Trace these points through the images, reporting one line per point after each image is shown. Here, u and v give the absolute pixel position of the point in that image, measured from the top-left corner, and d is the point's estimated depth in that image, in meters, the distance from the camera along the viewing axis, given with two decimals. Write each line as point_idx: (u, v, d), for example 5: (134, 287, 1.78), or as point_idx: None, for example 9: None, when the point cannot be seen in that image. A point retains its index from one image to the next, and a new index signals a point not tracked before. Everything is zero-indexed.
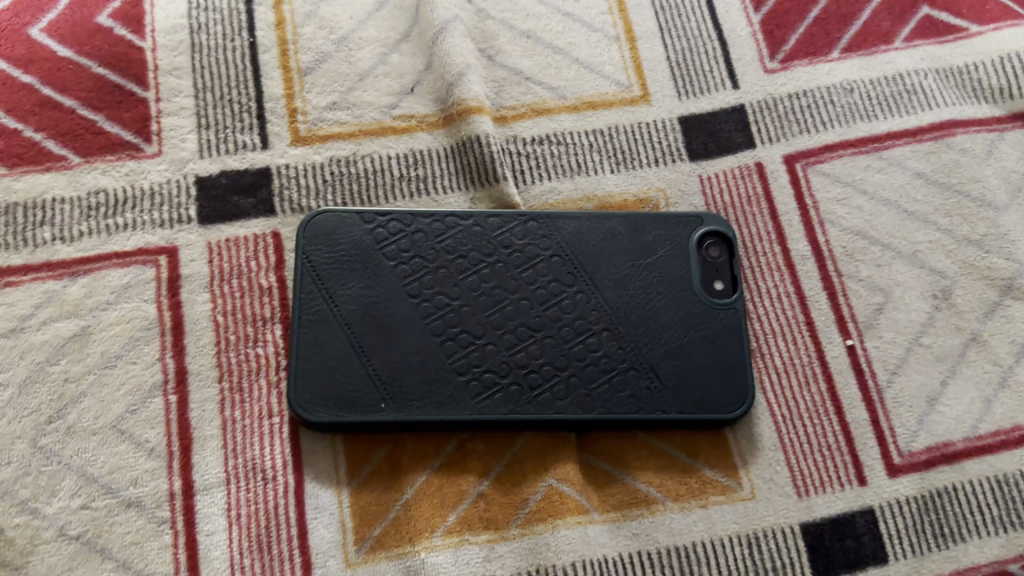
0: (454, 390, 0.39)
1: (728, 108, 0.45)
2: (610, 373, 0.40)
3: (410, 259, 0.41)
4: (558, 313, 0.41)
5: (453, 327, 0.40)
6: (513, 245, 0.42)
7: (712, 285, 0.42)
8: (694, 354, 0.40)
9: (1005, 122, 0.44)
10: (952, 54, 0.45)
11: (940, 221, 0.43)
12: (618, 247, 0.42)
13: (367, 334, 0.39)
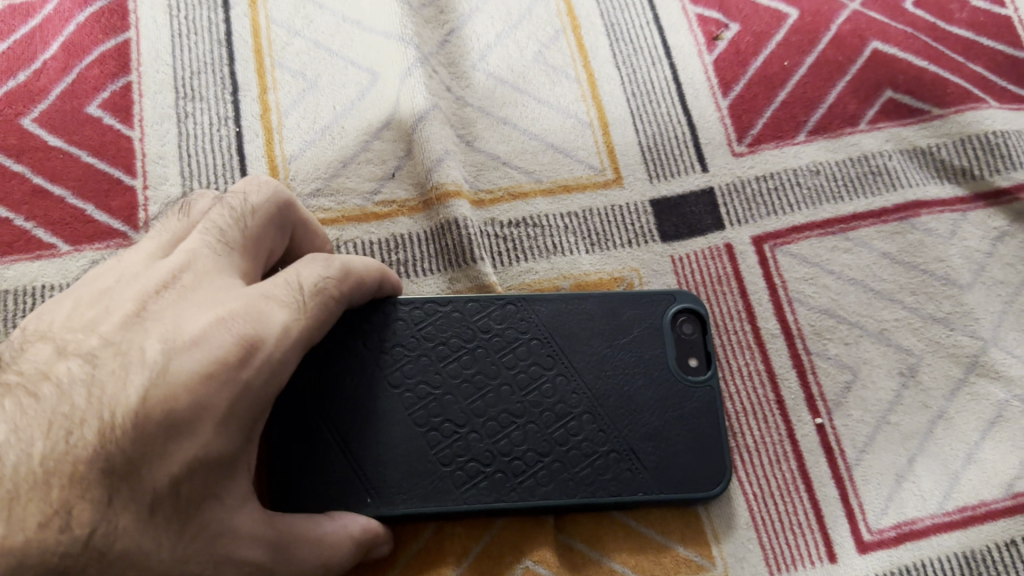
0: (439, 481, 0.38)
1: (698, 192, 0.46)
2: (591, 458, 0.39)
3: (389, 347, 0.40)
4: (538, 398, 0.40)
5: (435, 415, 0.39)
6: (491, 327, 0.41)
7: (687, 362, 0.42)
8: (673, 435, 0.40)
9: (968, 203, 0.46)
10: (916, 135, 0.47)
11: (906, 299, 0.45)
12: (594, 329, 0.42)
13: (348, 427, 0.38)
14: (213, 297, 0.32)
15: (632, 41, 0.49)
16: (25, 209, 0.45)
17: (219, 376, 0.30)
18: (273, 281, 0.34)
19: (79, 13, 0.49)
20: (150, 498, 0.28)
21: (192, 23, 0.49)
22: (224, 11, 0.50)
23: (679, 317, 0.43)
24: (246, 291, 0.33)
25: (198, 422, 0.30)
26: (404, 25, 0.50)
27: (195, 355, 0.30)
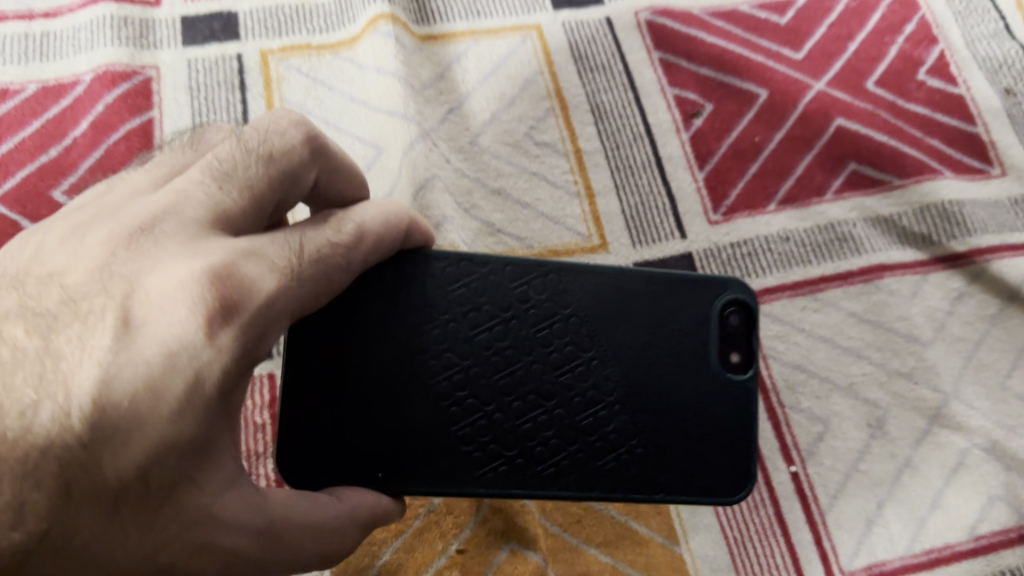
0: (452, 464, 0.34)
1: (677, 256, 0.50)
2: (617, 453, 0.35)
3: (413, 307, 0.34)
4: (570, 381, 0.35)
5: (450, 402, 0.34)
6: (527, 305, 0.35)
7: (727, 357, 0.36)
8: (701, 438, 0.36)
9: (928, 266, 0.49)
10: (879, 204, 0.50)
11: (872, 355, 0.48)
12: (644, 309, 0.36)
13: (353, 392, 0.34)
14: (193, 247, 0.28)
15: (617, 118, 0.53)
16: None
17: (185, 354, 0.26)
18: (263, 241, 0.29)
19: (107, 93, 0.53)
20: (108, 490, 0.25)
21: (213, 104, 0.53)
22: (240, 91, 0.54)
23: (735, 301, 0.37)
24: (226, 244, 0.28)
25: (159, 405, 0.25)
26: (407, 104, 0.53)
27: (163, 328, 0.26)
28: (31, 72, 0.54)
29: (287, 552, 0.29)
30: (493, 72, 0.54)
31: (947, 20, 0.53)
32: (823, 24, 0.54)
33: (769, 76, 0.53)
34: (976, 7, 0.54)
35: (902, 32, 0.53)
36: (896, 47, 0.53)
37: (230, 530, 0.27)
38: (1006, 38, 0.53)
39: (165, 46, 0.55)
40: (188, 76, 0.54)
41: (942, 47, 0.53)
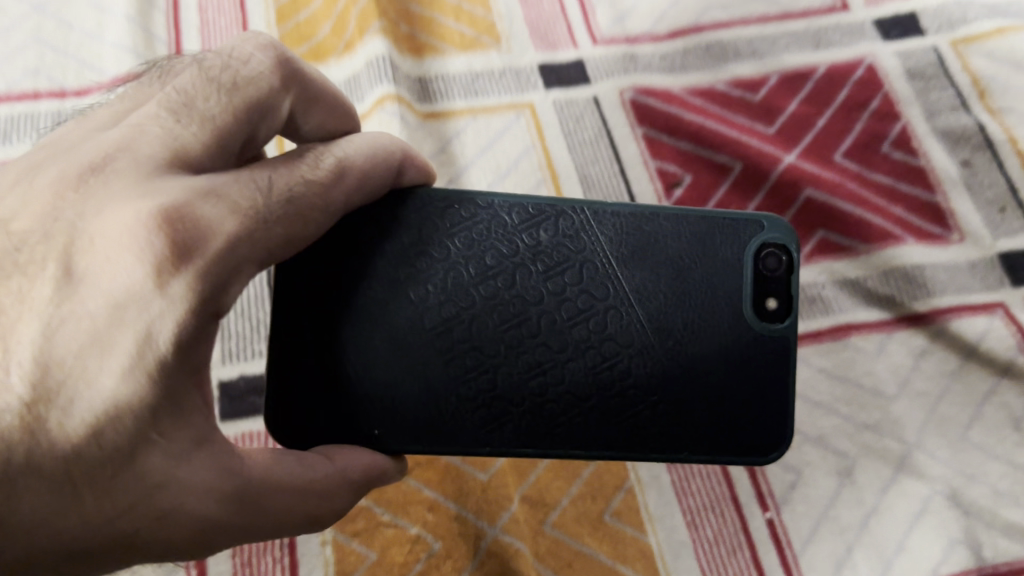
0: (462, 421, 0.37)
1: None
2: (640, 408, 0.38)
3: (426, 253, 0.39)
4: (585, 333, 0.39)
5: (466, 338, 0.38)
6: (537, 241, 0.40)
7: (762, 305, 0.40)
8: (722, 383, 0.39)
9: (893, 325, 0.53)
10: (846, 268, 0.54)
11: (841, 409, 0.52)
12: (659, 247, 0.40)
13: (374, 337, 0.38)
14: (142, 187, 0.30)
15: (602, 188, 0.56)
16: None
17: (136, 307, 0.29)
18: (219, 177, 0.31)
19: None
20: (49, 458, 0.27)
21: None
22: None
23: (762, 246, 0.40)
24: (174, 182, 0.30)
25: (104, 367, 0.28)
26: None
27: (110, 277, 0.29)
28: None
29: (263, 514, 0.31)
30: (487, 148, 0.58)
31: (908, 96, 0.57)
32: (793, 101, 0.58)
33: (744, 149, 0.57)
34: (936, 82, 0.58)
35: (867, 107, 0.57)
36: (862, 123, 0.57)
37: (198, 495, 0.29)
38: (964, 112, 0.57)
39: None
40: None
41: (904, 122, 0.57)
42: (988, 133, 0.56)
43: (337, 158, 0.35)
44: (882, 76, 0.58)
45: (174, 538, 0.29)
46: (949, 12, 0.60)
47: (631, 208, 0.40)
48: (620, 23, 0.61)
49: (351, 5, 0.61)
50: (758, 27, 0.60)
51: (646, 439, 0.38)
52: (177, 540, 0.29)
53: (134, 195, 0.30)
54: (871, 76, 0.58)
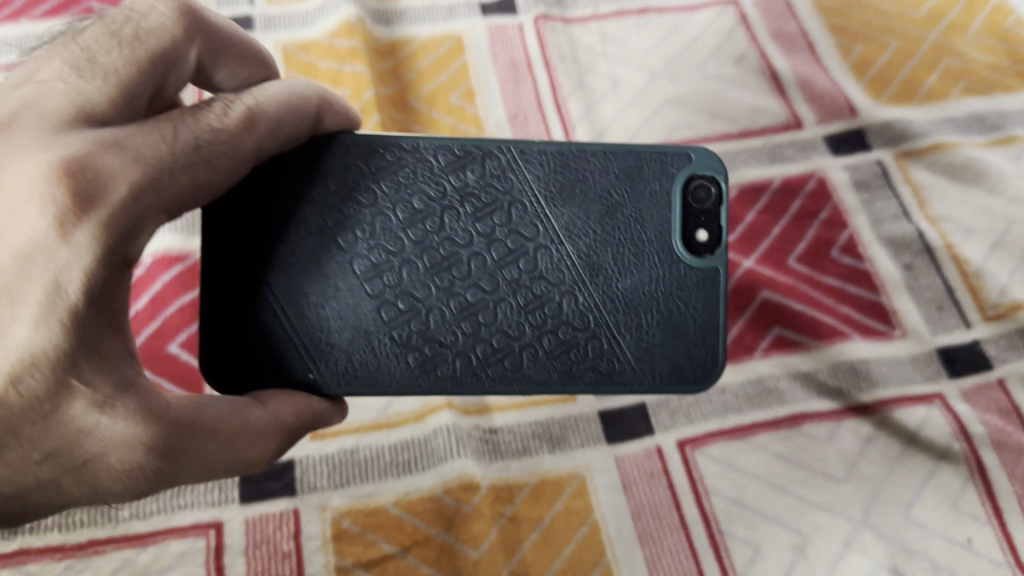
0: (403, 369, 0.46)
1: (632, 407, 0.60)
2: (581, 336, 0.46)
3: (363, 196, 0.47)
4: (516, 272, 0.47)
5: (403, 279, 0.46)
6: (465, 181, 0.47)
7: (690, 242, 0.48)
8: (644, 309, 0.47)
9: (843, 413, 0.59)
10: (800, 361, 0.60)
11: (796, 490, 0.57)
12: (586, 185, 0.48)
13: (314, 281, 0.46)
14: (48, 142, 0.35)
15: None
16: None
17: (43, 258, 0.34)
18: (122, 129, 0.36)
19: (164, 273, 0.60)
20: None
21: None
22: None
23: (690, 177, 0.48)
24: (73, 135, 0.35)
25: (15, 313, 0.34)
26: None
27: (18, 227, 0.34)
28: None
29: (190, 454, 0.37)
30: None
31: (855, 206, 0.64)
32: (752, 210, 0.64)
33: None
34: (881, 193, 0.65)
35: (819, 217, 0.64)
36: (813, 230, 0.64)
37: (124, 447, 0.35)
38: (906, 220, 0.64)
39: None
40: None
41: (851, 231, 0.64)
42: (927, 240, 0.63)
43: (249, 106, 0.41)
44: (832, 188, 0.65)
45: (110, 478, 0.36)
46: (895, 128, 0.67)
47: (550, 147, 0.48)
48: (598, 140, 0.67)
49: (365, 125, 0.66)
50: (720, 144, 0.66)
51: (581, 365, 0.46)
52: (116, 484, 0.36)
53: (37, 154, 0.35)
54: (822, 188, 0.65)
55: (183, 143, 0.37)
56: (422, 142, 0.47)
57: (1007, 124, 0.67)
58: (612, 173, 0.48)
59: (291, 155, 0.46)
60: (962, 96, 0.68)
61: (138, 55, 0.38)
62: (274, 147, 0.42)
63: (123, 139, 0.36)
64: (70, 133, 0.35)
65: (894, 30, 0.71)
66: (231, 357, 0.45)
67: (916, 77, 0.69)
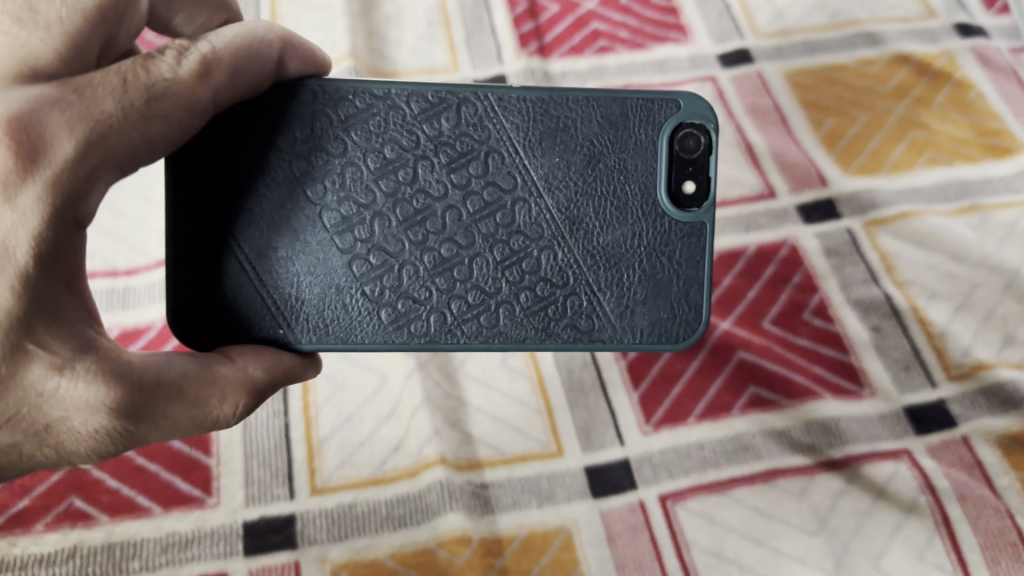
0: (375, 322, 0.48)
1: (616, 462, 0.62)
2: (562, 292, 0.49)
3: (332, 146, 0.48)
4: (494, 225, 0.49)
5: (376, 236, 0.48)
6: (439, 130, 0.48)
7: (675, 197, 0.49)
8: (624, 263, 0.49)
9: (815, 469, 0.61)
10: (775, 420, 0.63)
11: (772, 543, 0.59)
12: (570, 133, 0.49)
13: (282, 235, 0.47)
14: None
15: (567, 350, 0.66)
16: (131, 481, 0.59)
17: None
18: (62, 87, 0.38)
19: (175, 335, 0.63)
20: None
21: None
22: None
23: (679, 124, 0.49)
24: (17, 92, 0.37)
25: None
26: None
27: None
28: (114, 317, 0.64)
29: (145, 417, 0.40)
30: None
31: (825, 271, 0.68)
32: (729, 275, 0.68)
33: None
34: (851, 258, 0.69)
35: (791, 281, 0.68)
36: (786, 295, 0.67)
37: (80, 414, 0.39)
38: (874, 284, 0.68)
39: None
40: None
41: (822, 294, 0.67)
42: (894, 303, 0.67)
43: (203, 54, 0.42)
44: (804, 255, 0.69)
45: (72, 439, 0.40)
46: (863, 198, 0.71)
47: (528, 95, 0.49)
48: None
49: None
50: None
51: (559, 322, 0.49)
52: (77, 446, 0.41)
53: None
54: (795, 254, 0.69)
55: (135, 98, 0.39)
56: (395, 90, 0.48)
57: (970, 193, 0.71)
58: (596, 122, 0.49)
59: (256, 99, 0.47)
60: (927, 166, 0.72)
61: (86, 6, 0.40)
62: (230, 95, 0.44)
63: (69, 96, 0.38)
64: (15, 92, 0.37)
65: (863, 103, 0.75)
66: (196, 310, 0.47)
67: (884, 149, 0.73)
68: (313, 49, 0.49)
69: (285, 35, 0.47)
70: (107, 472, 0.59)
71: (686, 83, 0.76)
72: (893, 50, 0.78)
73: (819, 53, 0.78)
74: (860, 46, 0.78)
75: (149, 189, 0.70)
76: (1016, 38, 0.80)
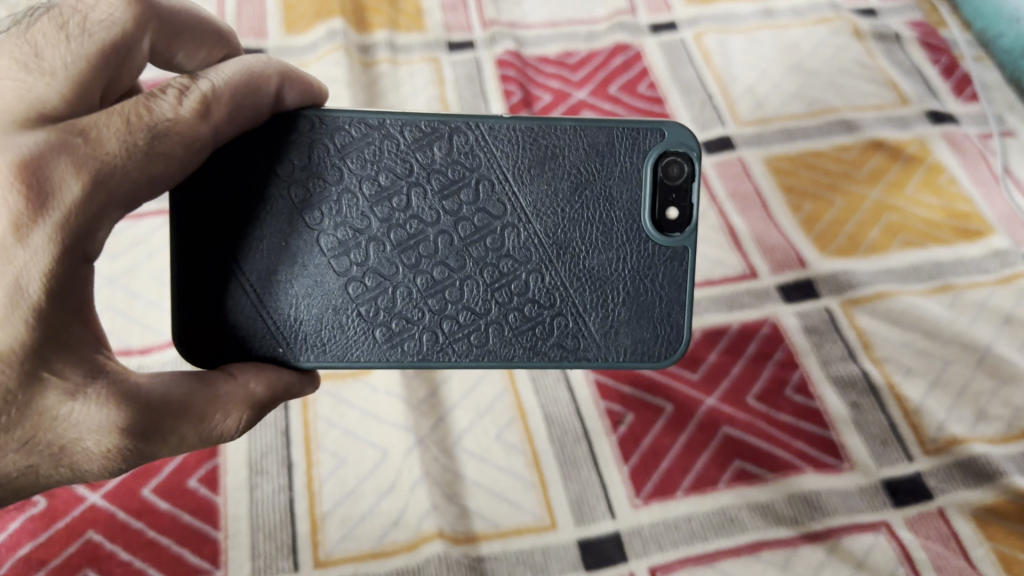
0: (371, 343, 0.52)
1: (607, 535, 0.63)
2: (547, 312, 0.53)
3: (329, 175, 0.51)
4: (484, 250, 0.52)
5: (372, 260, 0.52)
6: (431, 158, 0.52)
7: (659, 224, 0.53)
8: (608, 285, 0.53)
9: (797, 540, 0.62)
10: (759, 493, 0.64)
11: None
12: (559, 160, 0.53)
13: (282, 261, 0.51)
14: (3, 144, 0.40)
15: (560, 425, 0.67)
16: (142, 553, 0.61)
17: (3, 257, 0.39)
18: (72, 131, 0.40)
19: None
20: None
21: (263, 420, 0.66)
22: (284, 409, 0.67)
23: (663, 153, 0.53)
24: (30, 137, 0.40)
25: None
26: (406, 417, 0.67)
27: None
28: None
29: (155, 430, 0.43)
30: (469, 391, 0.68)
31: (805, 348, 0.71)
32: (713, 352, 0.71)
33: (673, 393, 0.69)
34: (829, 336, 0.72)
35: (772, 358, 0.71)
36: (769, 371, 0.70)
37: (93, 434, 0.42)
38: (852, 362, 0.71)
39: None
40: None
41: (802, 371, 0.70)
42: (871, 379, 0.70)
43: (203, 92, 0.45)
44: (784, 333, 0.72)
45: (85, 457, 0.43)
46: (840, 279, 0.75)
47: (517, 124, 0.52)
48: None
49: None
50: None
51: (545, 341, 0.53)
52: (91, 463, 0.43)
53: None
54: (775, 332, 0.72)
55: (138, 138, 0.41)
56: (391, 120, 0.52)
57: (942, 273, 0.75)
58: (582, 150, 0.53)
59: (258, 130, 0.50)
60: (902, 248, 0.76)
61: (87, 51, 0.43)
62: (229, 130, 0.47)
63: (74, 140, 0.40)
64: (24, 135, 0.40)
65: (840, 188, 0.80)
66: (198, 327, 0.51)
67: (859, 231, 0.77)
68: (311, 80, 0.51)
69: (282, 66, 0.49)
70: (119, 545, 0.61)
71: None
72: (869, 135, 0.83)
73: (797, 140, 0.83)
74: (836, 133, 0.83)
75: (163, 272, 0.73)
76: (984, 123, 0.85)
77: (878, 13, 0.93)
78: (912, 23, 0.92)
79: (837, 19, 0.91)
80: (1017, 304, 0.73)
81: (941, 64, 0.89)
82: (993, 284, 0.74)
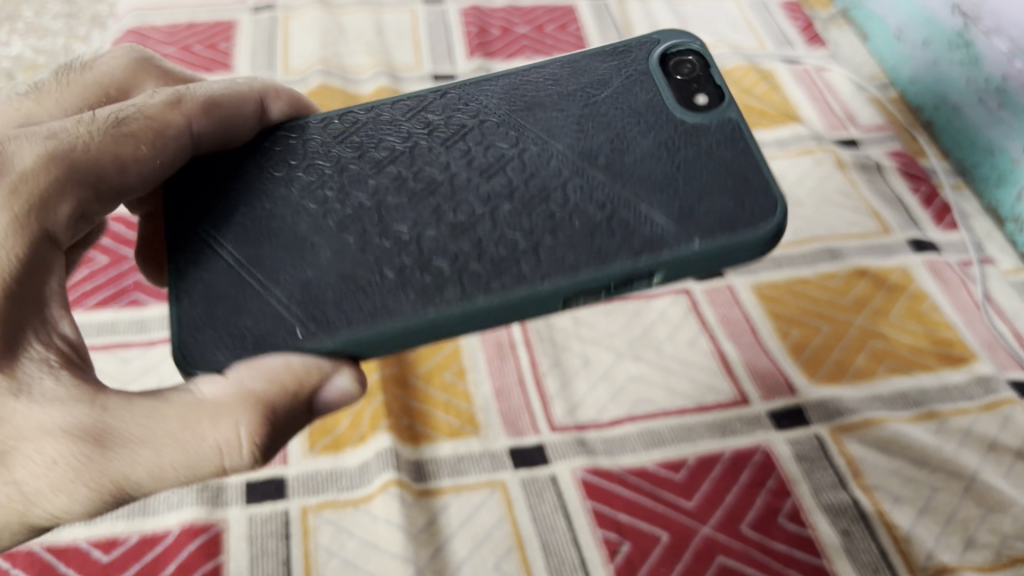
0: (404, 292, 0.51)
1: None
2: (601, 223, 0.52)
3: (328, 155, 0.58)
4: (508, 186, 0.55)
5: (389, 216, 0.54)
6: (428, 118, 0.59)
7: (682, 109, 0.58)
8: (656, 183, 0.54)
9: None
10: None
11: None
12: (552, 99, 0.59)
13: (287, 241, 0.53)
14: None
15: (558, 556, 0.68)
16: None
17: None
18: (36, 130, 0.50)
19: (190, 542, 0.68)
20: None
21: (266, 551, 0.68)
22: (287, 540, 0.68)
23: (665, 59, 0.60)
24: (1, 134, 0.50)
25: None
26: (405, 547, 0.67)
27: None
28: (133, 523, 0.69)
29: (115, 433, 0.46)
30: (467, 519, 0.70)
31: (797, 476, 0.72)
32: (708, 480, 0.72)
33: (669, 521, 0.70)
34: (820, 464, 0.73)
35: (765, 485, 0.72)
36: (762, 499, 0.71)
37: (38, 438, 0.46)
38: (843, 490, 0.71)
39: (232, 503, 0.70)
40: (249, 527, 0.69)
41: (794, 499, 0.71)
42: (861, 507, 0.70)
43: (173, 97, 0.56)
44: (777, 460, 0.73)
45: (31, 470, 0.46)
46: (829, 405, 0.77)
47: (500, 83, 0.61)
48: (572, 413, 0.76)
49: (370, 429, 0.74)
50: (677, 417, 0.76)
51: (612, 244, 0.52)
52: (38, 481, 0.46)
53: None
54: (768, 459, 0.73)
55: (100, 124, 0.52)
56: (379, 105, 0.60)
57: (927, 400, 0.76)
58: (567, 91, 0.60)
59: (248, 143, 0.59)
60: (888, 374, 0.78)
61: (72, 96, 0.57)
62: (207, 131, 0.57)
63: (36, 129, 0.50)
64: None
65: (826, 315, 0.83)
66: (200, 337, 0.50)
67: (847, 357, 0.80)
68: (293, 98, 0.63)
69: (263, 89, 0.61)
70: None
71: (663, 296, 0.85)
72: (853, 264, 0.86)
73: (784, 268, 0.87)
74: (820, 262, 0.87)
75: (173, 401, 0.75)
76: (964, 251, 0.88)
77: (860, 143, 0.98)
78: (891, 153, 0.97)
79: (820, 149, 0.96)
80: (1001, 431, 0.74)
81: (922, 192, 0.93)
82: (978, 410, 0.76)
